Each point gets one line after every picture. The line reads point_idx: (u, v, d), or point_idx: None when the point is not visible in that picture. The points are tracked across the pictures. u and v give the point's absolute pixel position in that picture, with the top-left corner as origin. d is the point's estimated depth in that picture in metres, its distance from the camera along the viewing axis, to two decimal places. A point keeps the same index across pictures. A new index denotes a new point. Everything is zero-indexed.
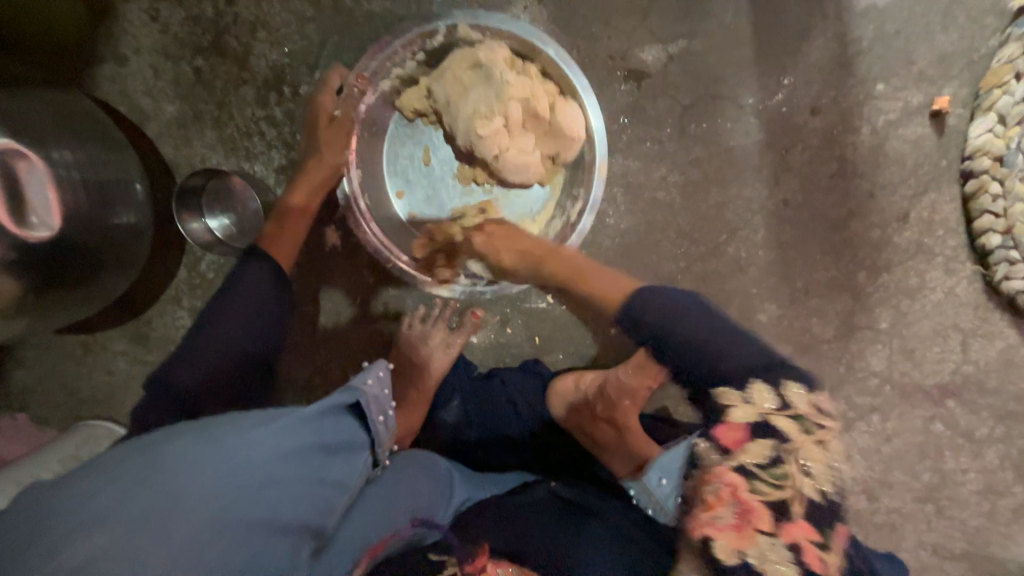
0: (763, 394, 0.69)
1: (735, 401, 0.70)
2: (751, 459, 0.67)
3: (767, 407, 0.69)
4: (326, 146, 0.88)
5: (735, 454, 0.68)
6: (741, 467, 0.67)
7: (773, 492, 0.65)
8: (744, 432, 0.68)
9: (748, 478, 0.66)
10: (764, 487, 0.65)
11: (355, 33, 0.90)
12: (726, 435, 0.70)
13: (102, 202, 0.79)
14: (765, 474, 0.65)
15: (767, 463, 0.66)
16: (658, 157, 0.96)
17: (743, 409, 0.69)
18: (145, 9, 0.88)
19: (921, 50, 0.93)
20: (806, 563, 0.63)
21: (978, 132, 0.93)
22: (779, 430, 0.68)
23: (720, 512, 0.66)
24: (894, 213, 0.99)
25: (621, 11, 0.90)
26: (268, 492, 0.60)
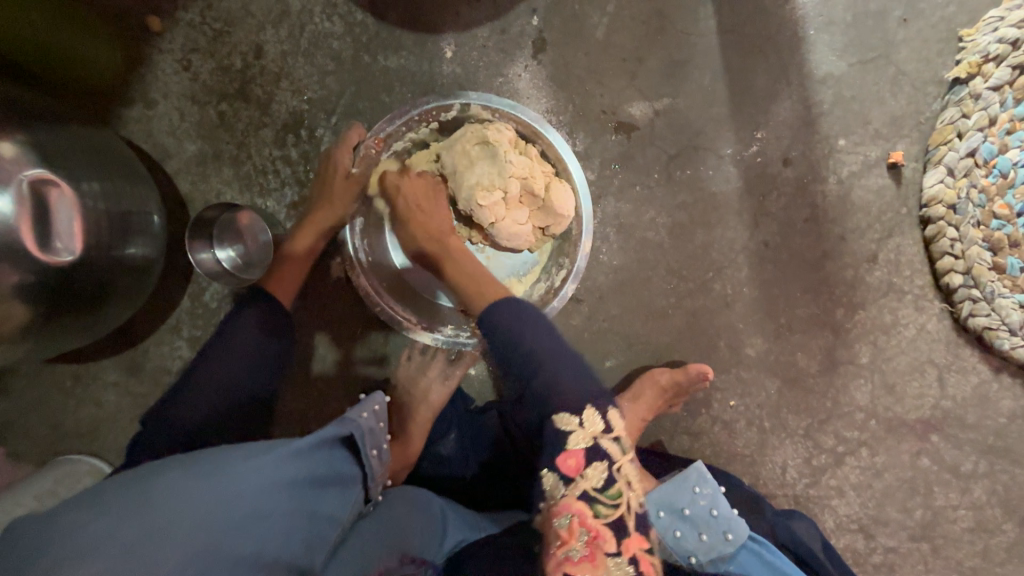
0: (592, 419, 0.80)
1: (590, 430, 0.79)
2: (591, 485, 0.77)
3: (595, 430, 0.80)
4: (338, 200, 0.93)
5: (577, 483, 0.77)
6: (585, 493, 0.76)
7: (613, 511, 0.76)
8: (582, 459, 0.78)
9: (591, 505, 0.76)
10: (605, 510, 0.76)
11: (371, 85, 0.98)
12: (567, 464, 0.78)
13: (121, 231, 0.82)
14: (603, 497, 0.76)
15: (603, 485, 0.77)
16: (647, 201, 1.04)
17: (578, 436, 0.79)
18: (177, 59, 0.96)
19: (875, 112, 1.04)
20: (641, 571, 0.73)
21: (931, 183, 1.03)
22: (606, 455, 0.79)
23: (573, 545, 0.73)
24: (864, 255, 1.07)
25: (611, 73, 1.01)
26: (254, 526, 0.59)
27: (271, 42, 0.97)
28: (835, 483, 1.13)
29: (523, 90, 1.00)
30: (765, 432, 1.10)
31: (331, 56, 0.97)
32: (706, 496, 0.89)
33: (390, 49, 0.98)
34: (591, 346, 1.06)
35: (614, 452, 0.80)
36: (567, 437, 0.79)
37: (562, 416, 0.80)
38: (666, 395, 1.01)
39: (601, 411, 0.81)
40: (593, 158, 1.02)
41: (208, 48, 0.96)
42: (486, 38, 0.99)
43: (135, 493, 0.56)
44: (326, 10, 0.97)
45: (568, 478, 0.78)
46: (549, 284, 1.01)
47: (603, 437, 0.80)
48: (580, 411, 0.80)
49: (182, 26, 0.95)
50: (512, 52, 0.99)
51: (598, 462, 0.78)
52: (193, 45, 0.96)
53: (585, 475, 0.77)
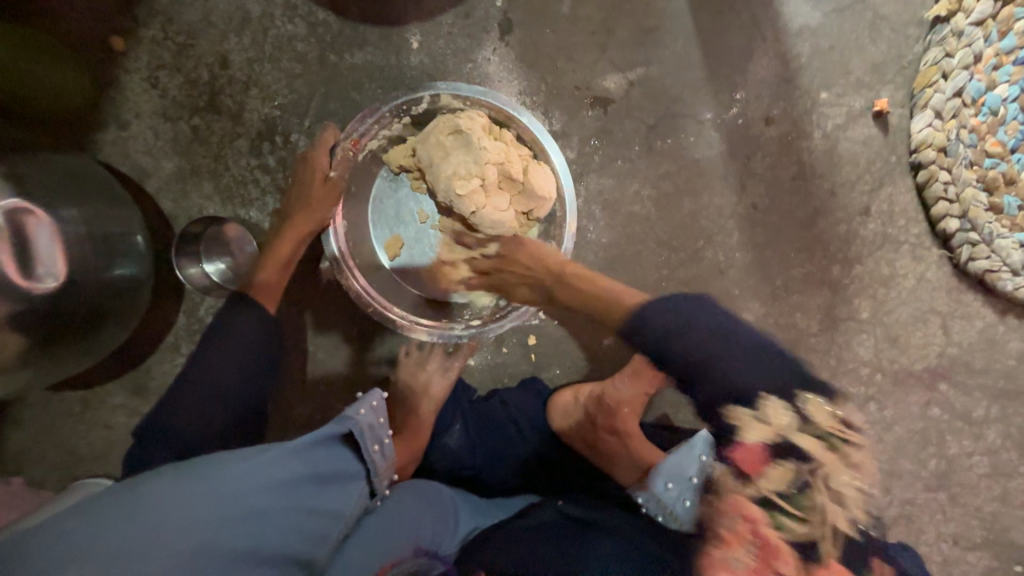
0: (778, 415, 0.71)
1: (744, 419, 0.73)
2: (768, 486, 0.76)
3: (785, 427, 0.72)
4: (319, 205, 0.93)
5: (756, 481, 0.78)
6: (763, 499, 0.77)
7: (801, 524, 0.73)
8: (760, 460, 0.77)
9: (772, 515, 0.75)
10: (789, 521, 0.74)
11: (340, 84, 0.97)
12: (743, 460, 0.79)
13: (105, 253, 0.83)
14: (786, 506, 0.74)
15: (789, 493, 0.74)
16: (630, 174, 1.02)
17: (760, 433, 0.73)
18: (144, 77, 0.95)
19: (855, 61, 1.02)
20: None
21: (920, 127, 1.01)
22: (787, 459, 0.75)
23: (739, 553, 0.77)
24: (856, 208, 1.05)
25: (581, 47, 0.99)
26: (251, 524, 0.60)
27: (236, 51, 0.96)
28: None
29: (494, 74, 0.99)
30: None
31: (297, 58, 0.96)
32: (707, 464, 0.98)
33: (355, 46, 0.97)
34: None
35: (822, 455, 0.73)
36: (738, 427, 0.74)
37: (749, 423, 0.73)
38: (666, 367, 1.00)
39: (754, 406, 0.71)
40: (571, 136, 1.01)
41: (174, 63, 0.95)
42: (450, 25, 0.97)
43: (131, 493, 0.57)
44: (287, 13, 0.96)
45: (746, 473, 0.79)
46: None
47: (795, 433, 0.73)
48: (761, 403, 0.71)
49: (145, 43, 0.95)
50: (479, 36, 0.98)
51: (787, 465, 0.74)
52: (159, 61, 0.95)
53: (762, 475, 0.77)
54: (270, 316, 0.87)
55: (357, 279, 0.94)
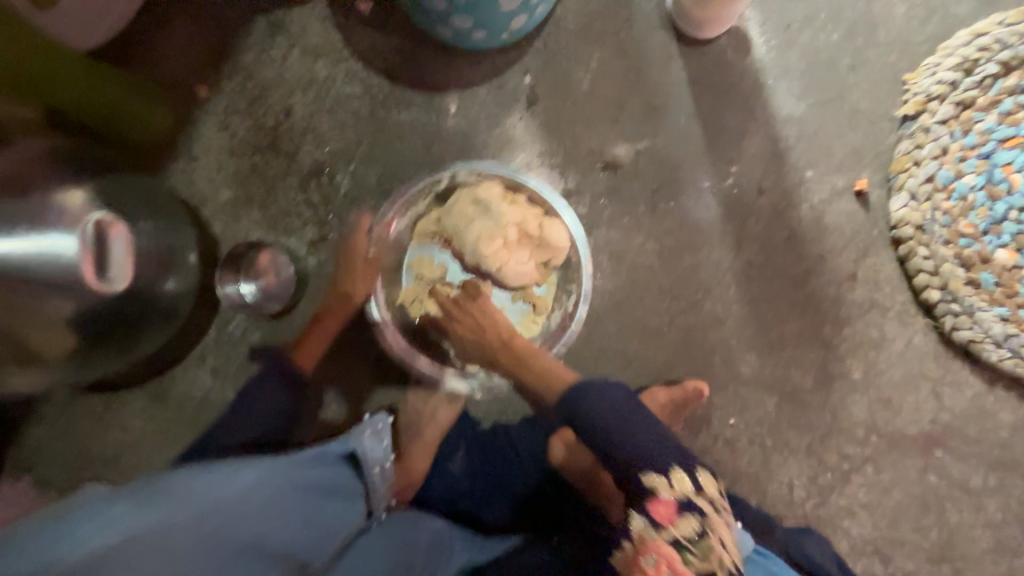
0: (682, 483, 0.77)
1: (660, 486, 0.77)
2: (681, 534, 0.75)
3: (686, 488, 0.77)
4: (360, 279, 1.04)
5: (668, 529, 0.76)
6: (674, 539, 0.75)
7: (705, 561, 0.74)
8: (673, 508, 0.76)
9: (680, 551, 0.75)
10: (695, 557, 0.74)
11: (386, 136, 1.12)
12: (659, 512, 0.76)
13: (163, 264, 0.92)
14: (695, 547, 0.74)
15: (696, 537, 0.75)
16: (636, 229, 1.13)
17: (671, 490, 0.77)
18: (219, 120, 1.10)
19: (836, 146, 1.16)
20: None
21: (897, 207, 1.13)
22: (697, 511, 0.77)
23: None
24: (844, 273, 1.14)
25: (597, 119, 1.14)
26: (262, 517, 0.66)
27: (300, 104, 1.12)
28: (844, 502, 1.12)
29: (519, 136, 1.13)
30: (768, 449, 1.12)
31: (352, 113, 1.12)
32: None
33: (402, 106, 1.12)
34: (591, 366, 1.11)
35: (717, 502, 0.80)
36: (654, 491, 0.77)
37: (648, 472, 0.78)
38: (665, 412, 1.04)
39: (665, 472, 0.78)
40: (584, 192, 1.13)
41: (246, 110, 1.11)
42: (486, 94, 1.13)
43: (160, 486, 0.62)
44: (347, 76, 1.13)
45: (657, 523, 0.76)
46: (563, 311, 1.08)
47: (695, 494, 0.77)
48: (670, 472, 0.78)
49: (224, 93, 1.11)
50: (509, 105, 1.13)
51: (696, 516, 0.76)
52: (233, 108, 1.11)
53: (676, 524, 0.76)
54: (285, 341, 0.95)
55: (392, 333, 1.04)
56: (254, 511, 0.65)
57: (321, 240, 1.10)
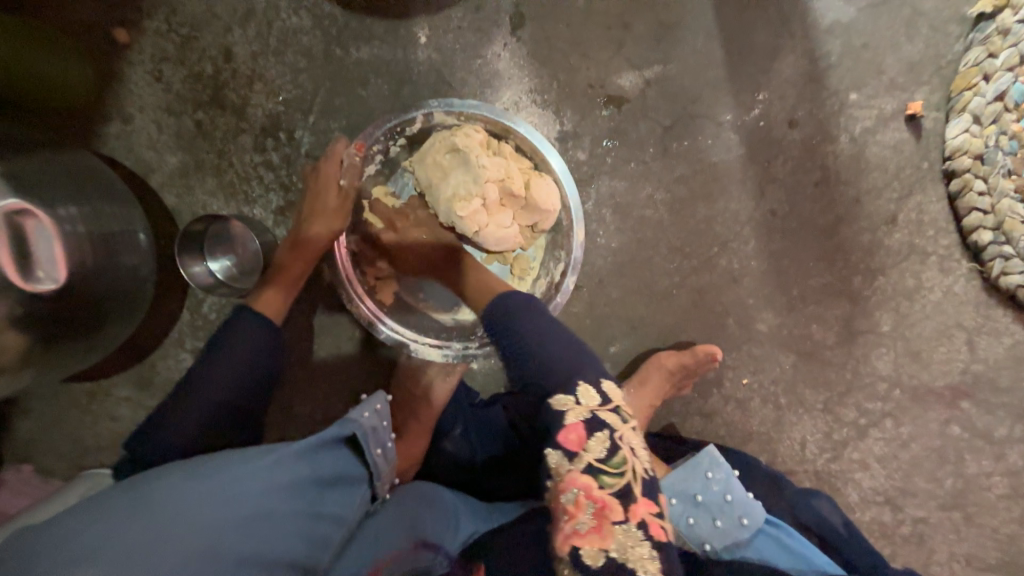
0: (589, 393, 0.72)
1: (569, 405, 0.71)
2: (595, 457, 0.67)
3: (592, 403, 0.71)
4: (322, 217, 0.89)
5: (582, 457, 0.68)
6: (590, 467, 0.67)
7: (618, 480, 0.67)
8: (581, 431, 0.69)
9: (596, 477, 0.67)
10: (610, 479, 0.67)
11: (346, 79, 0.95)
12: (569, 440, 0.69)
13: (106, 252, 0.82)
14: (611, 468, 0.67)
15: (607, 455, 0.68)
16: (643, 177, 0.98)
17: (575, 411, 0.71)
18: (148, 70, 0.93)
19: (889, 60, 0.95)
20: (652, 536, 0.65)
21: (955, 133, 0.95)
22: (606, 425, 0.70)
23: (580, 518, 0.66)
24: (881, 217, 1.00)
25: (597, 43, 0.94)
26: (255, 527, 0.60)
27: (240, 44, 0.93)
28: (858, 456, 1.09)
29: (503, 70, 0.95)
30: (781, 409, 1.07)
31: (303, 52, 0.94)
32: (720, 483, 0.85)
33: (362, 39, 0.93)
34: (594, 332, 1.03)
35: (613, 399, 0.73)
36: (562, 412, 0.71)
37: (557, 393, 0.73)
38: (674, 379, 0.97)
39: (572, 389, 0.72)
40: (582, 137, 0.97)
41: (178, 56, 0.93)
42: (460, 18, 0.93)
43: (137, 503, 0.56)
44: (291, 5, 0.93)
45: (570, 454, 0.69)
46: (550, 280, 0.98)
47: (601, 408, 0.71)
48: (574, 386, 0.72)
49: (149, 35, 0.93)
50: (489, 30, 0.94)
51: (601, 431, 0.69)
52: (163, 54, 0.93)
53: (587, 448, 0.68)
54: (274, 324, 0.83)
55: (363, 302, 0.94)
56: (241, 514, 0.59)
57: (287, 208, 0.98)
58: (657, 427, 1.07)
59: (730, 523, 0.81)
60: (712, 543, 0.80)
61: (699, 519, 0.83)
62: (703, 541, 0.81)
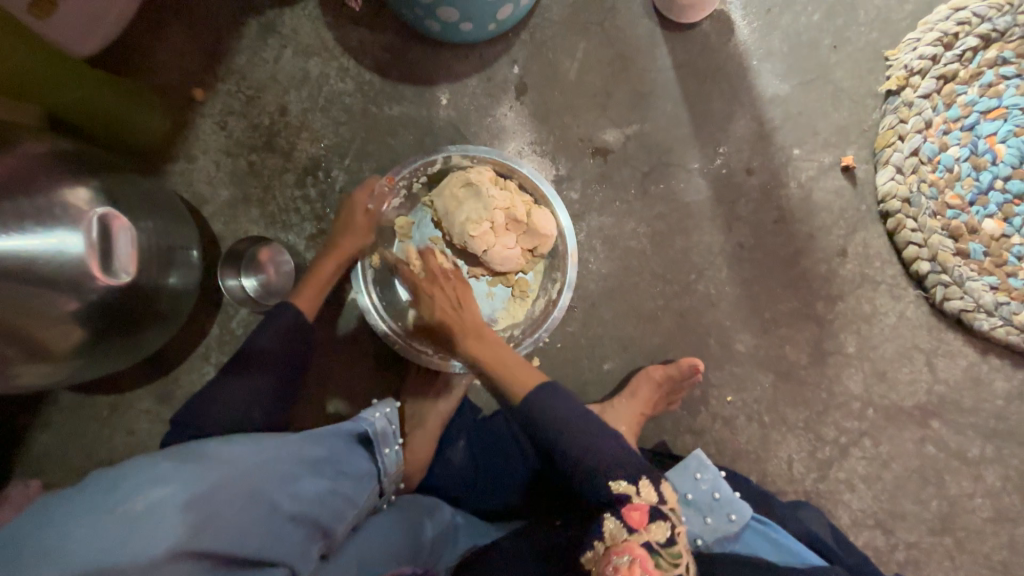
0: (649, 491, 0.78)
1: (631, 493, 0.77)
2: (655, 539, 0.74)
3: (653, 497, 0.78)
4: (352, 235, 1.03)
5: (641, 534, 0.74)
6: (647, 542, 0.73)
7: (674, 568, 0.72)
8: (645, 514, 0.75)
9: (652, 553, 0.72)
10: (665, 563, 0.72)
11: (378, 130, 1.14)
12: (632, 516, 0.75)
13: (164, 262, 0.94)
14: (668, 553, 0.73)
15: (669, 543, 0.74)
16: (628, 214, 1.15)
17: (641, 494, 0.77)
18: (215, 121, 1.13)
19: (822, 125, 1.17)
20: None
21: (884, 181, 1.14)
22: (667, 518, 0.76)
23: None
24: (834, 250, 1.15)
25: (585, 107, 1.16)
26: (289, 488, 0.65)
27: (294, 102, 1.14)
28: (844, 476, 1.13)
29: (509, 126, 1.15)
30: (766, 427, 1.13)
31: (345, 109, 1.14)
32: (708, 482, 0.89)
33: (394, 100, 1.15)
34: (588, 349, 1.13)
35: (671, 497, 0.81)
36: (625, 497, 0.77)
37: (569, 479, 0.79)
38: (662, 391, 1.06)
39: (635, 480, 0.78)
40: (575, 179, 1.15)
41: (241, 110, 1.13)
42: (475, 86, 1.15)
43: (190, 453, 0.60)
44: (339, 74, 1.15)
45: (631, 529, 0.74)
46: (547, 299, 1.11)
47: (661, 500, 0.78)
48: (639, 480, 0.78)
49: (220, 94, 1.13)
50: (498, 96, 1.15)
51: (665, 522, 0.75)
52: (229, 109, 1.13)
53: (648, 530, 0.74)
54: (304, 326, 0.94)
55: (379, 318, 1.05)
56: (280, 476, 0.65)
57: (318, 235, 1.12)
58: (650, 443, 1.13)
59: (719, 520, 0.86)
60: (704, 539, 0.85)
61: (691, 517, 0.88)
62: (697, 537, 0.86)
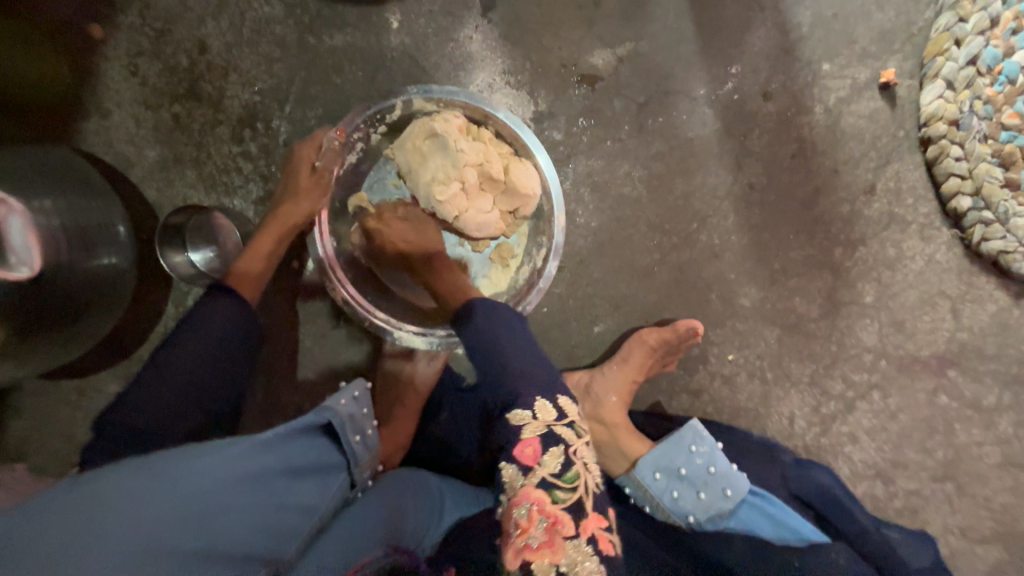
0: (546, 410, 0.74)
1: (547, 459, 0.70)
2: (549, 472, 0.68)
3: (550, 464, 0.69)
4: (304, 198, 0.91)
5: (536, 471, 0.69)
6: (545, 480, 0.68)
7: (572, 495, 0.68)
8: (538, 445, 0.71)
9: (549, 491, 0.67)
10: (564, 494, 0.67)
11: (320, 67, 0.95)
12: (524, 453, 0.70)
13: (87, 245, 0.83)
14: (564, 481, 0.68)
15: (562, 470, 0.69)
16: (620, 155, 0.99)
17: (532, 425, 0.72)
18: (123, 65, 0.94)
19: (860, 30, 0.96)
20: (601, 551, 0.65)
21: (929, 99, 0.95)
22: (560, 441, 0.72)
23: (532, 533, 0.64)
24: (860, 187, 1.00)
25: (568, 23, 0.95)
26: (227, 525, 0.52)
27: (214, 36, 0.94)
28: (847, 430, 1.08)
29: (476, 53, 0.95)
30: (768, 384, 1.06)
31: (276, 41, 0.94)
32: (703, 455, 0.84)
33: (334, 27, 0.94)
34: (577, 313, 1.03)
35: (569, 435, 0.73)
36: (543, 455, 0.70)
37: (513, 409, 0.75)
38: (655, 356, 0.97)
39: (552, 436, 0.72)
40: (557, 116, 0.97)
41: (153, 49, 0.94)
42: (431, 2, 0.94)
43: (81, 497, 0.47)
44: None
45: (525, 466, 0.70)
46: (533, 266, 0.98)
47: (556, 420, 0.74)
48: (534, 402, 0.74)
49: (124, 31, 0.94)
50: (460, 13, 0.94)
51: (557, 447, 0.71)
52: (138, 48, 0.94)
53: (542, 462, 0.69)
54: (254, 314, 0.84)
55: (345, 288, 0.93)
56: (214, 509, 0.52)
57: (266, 198, 0.98)
58: (644, 405, 1.07)
59: (713, 495, 0.81)
60: (695, 515, 0.81)
61: (683, 492, 0.83)
62: (687, 514, 0.81)
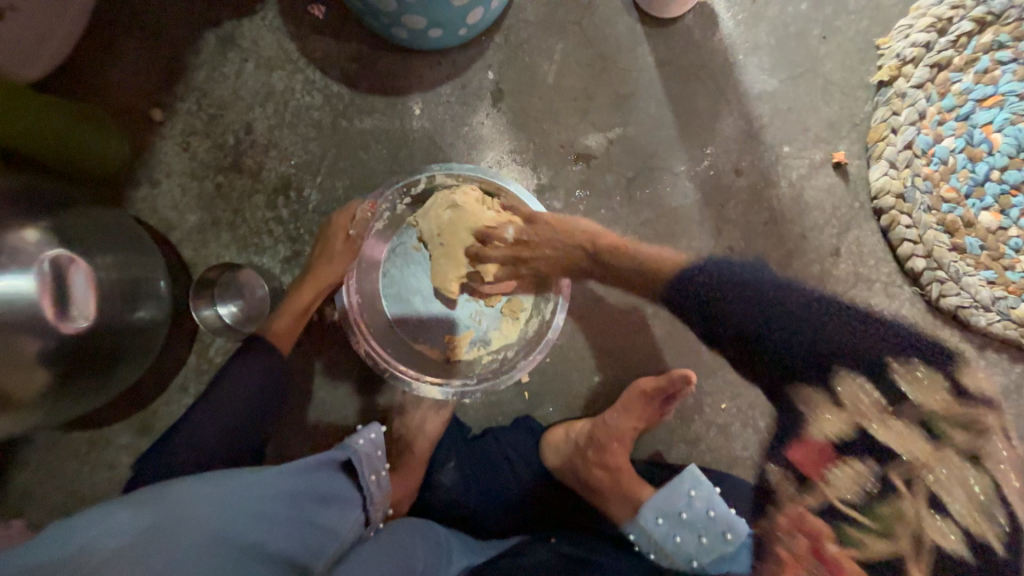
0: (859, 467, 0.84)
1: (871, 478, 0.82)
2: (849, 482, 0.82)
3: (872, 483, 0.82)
4: (338, 259, 1.00)
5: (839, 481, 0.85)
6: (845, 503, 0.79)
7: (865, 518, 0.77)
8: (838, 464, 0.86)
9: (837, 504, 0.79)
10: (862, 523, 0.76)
11: (349, 145, 1.09)
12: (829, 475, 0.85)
13: (130, 299, 0.91)
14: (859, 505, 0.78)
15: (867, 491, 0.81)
16: (613, 221, 1.11)
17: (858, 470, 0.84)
18: (177, 142, 1.07)
19: (812, 120, 1.13)
20: None
21: (877, 176, 1.10)
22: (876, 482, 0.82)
23: None
24: (827, 250, 1.12)
25: (565, 111, 1.11)
26: (263, 524, 0.60)
27: (259, 119, 1.08)
28: None
29: (487, 135, 1.10)
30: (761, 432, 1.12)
31: (313, 124, 1.09)
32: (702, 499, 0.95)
33: (364, 113, 1.09)
34: (577, 364, 1.10)
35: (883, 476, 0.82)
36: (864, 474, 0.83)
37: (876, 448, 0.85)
38: (653, 404, 1.04)
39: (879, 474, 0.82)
40: (557, 188, 1.10)
41: (205, 130, 1.08)
42: (449, 94, 1.10)
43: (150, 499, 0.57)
44: (305, 87, 1.09)
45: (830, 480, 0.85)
46: (542, 318, 1.07)
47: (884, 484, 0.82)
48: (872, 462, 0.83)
49: (181, 114, 1.08)
50: (473, 103, 1.10)
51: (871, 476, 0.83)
52: (191, 129, 1.08)
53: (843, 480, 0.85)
54: (280, 363, 0.90)
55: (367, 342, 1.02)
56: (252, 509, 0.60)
57: (293, 257, 1.08)
58: (644, 454, 1.11)
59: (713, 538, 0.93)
60: (697, 558, 0.93)
61: (686, 536, 0.93)
62: (690, 555, 0.93)
